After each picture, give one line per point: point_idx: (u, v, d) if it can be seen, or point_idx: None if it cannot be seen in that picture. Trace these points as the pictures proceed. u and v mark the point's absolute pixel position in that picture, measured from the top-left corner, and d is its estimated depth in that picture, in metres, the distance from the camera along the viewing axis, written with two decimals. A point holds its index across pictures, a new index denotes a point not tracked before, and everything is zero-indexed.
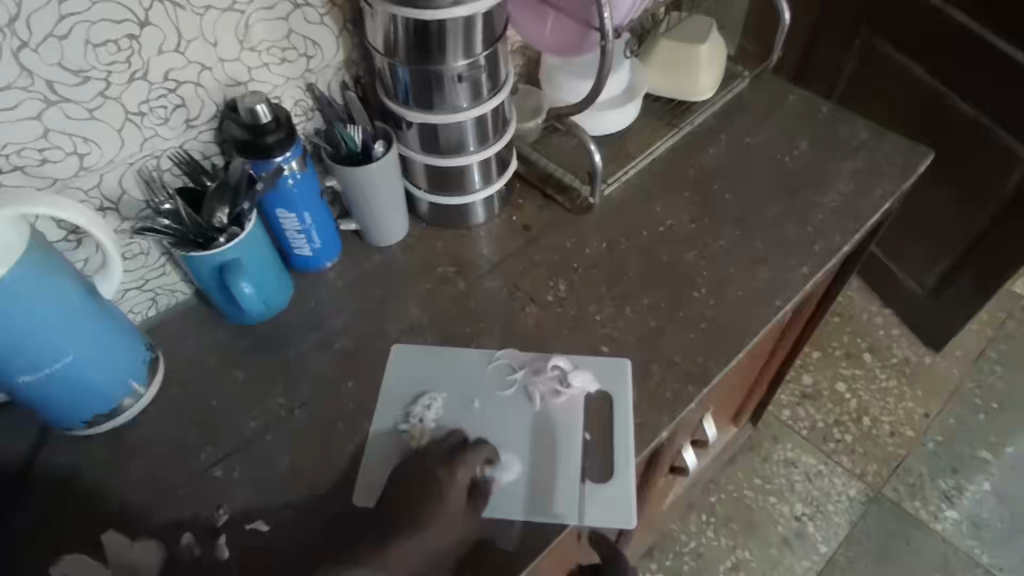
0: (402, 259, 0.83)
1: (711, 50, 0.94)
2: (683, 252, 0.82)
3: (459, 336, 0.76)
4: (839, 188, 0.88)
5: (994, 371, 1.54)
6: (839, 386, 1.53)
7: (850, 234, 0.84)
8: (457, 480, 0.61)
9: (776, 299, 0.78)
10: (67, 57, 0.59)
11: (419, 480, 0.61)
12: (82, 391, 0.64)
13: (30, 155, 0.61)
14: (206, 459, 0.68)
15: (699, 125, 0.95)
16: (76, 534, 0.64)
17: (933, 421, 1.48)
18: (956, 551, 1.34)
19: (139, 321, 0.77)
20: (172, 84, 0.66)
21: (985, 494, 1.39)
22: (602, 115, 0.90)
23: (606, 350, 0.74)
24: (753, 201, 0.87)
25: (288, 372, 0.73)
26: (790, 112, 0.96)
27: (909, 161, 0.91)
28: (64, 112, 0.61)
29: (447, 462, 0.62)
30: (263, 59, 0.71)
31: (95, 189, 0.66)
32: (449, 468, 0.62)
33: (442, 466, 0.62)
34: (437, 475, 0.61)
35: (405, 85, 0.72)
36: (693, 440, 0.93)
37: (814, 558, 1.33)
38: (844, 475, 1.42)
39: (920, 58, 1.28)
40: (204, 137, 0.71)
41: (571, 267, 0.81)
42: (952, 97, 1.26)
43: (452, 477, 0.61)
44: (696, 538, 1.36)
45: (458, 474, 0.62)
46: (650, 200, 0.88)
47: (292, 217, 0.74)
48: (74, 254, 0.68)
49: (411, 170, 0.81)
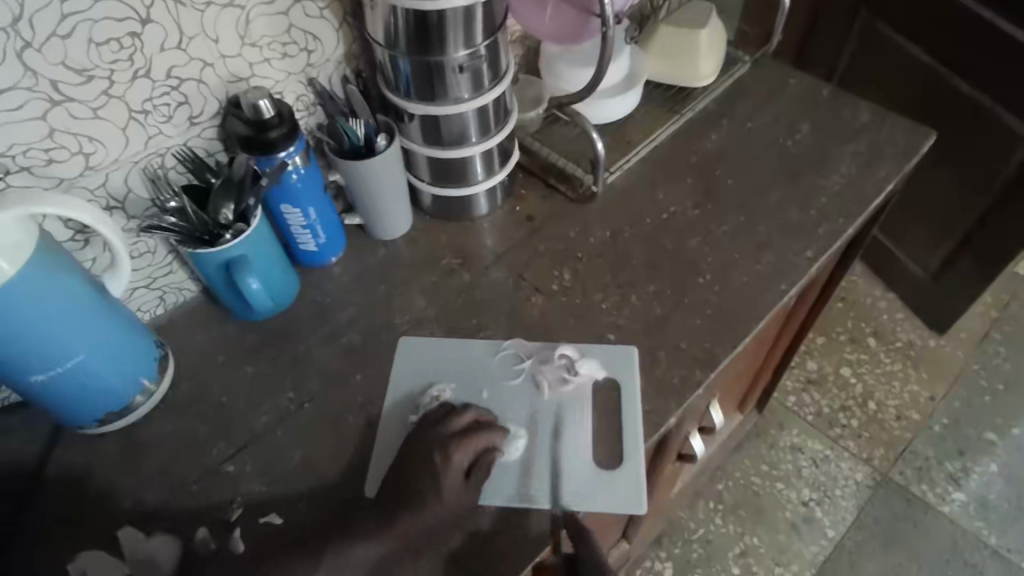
0: (407, 252, 0.83)
1: (711, 36, 0.94)
2: (687, 239, 0.82)
3: (466, 327, 0.76)
4: (841, 171, 0.88)
5: (999, 352, 1.54)
6: (844, 371, 1.53)
7: (853, 217, 0.84)
8: (451, 464, 0.61)
9: (780, 284, 0.78)
10: (70, 56, 0.59)
11: (415, 467, 0.62)
12: (94, 389, 0.64)
13: (36, 155, 0.61)
14: (218, 454, 0.68)
15: (701, 111, 0.95)
16: (92, 531, 0.64)
17: (938, 404, 1.48)
18: (964, 533, 1.34)
19: (148, 319, 0.78)
20: (175, 82, 0.66)
21: (992, 476, 1.40)
22: (604, 103, 0.90)
23: (612, 338, 0.75)
24: (755, 187, 0.87)
25: (296, 367, 0.74)
26: (791, 96, 0.96)
27: (911, 143, 0.90)
28: (68, 111, 0.61)
29: (441, 448, 0.62)
30: (264, 54, 0.71)
31: (101, 188, 0.67)
32: (444, 454, 0.62)
33: (438, 451, 0.62)
34: (432, 461, 0.62)
35: (406, 78, 0.72)
36: (700, 426, 0.93)
37: (822, 543, 1.34)
38: (851, 459, 1.42)
39: (920, 40, 1.28)
40: (207, 134, 0.71)
41: (576, 256, 0.82)
42: (953, 78, 1.25)
43: (446, 461, 0.62)
44: (705, 525, 1.36)
45: (453, 459, 0.62)
46: (653, 187, 0.88)
47: (296, 213, 0.74)
48: (82, 253, 0.69)
49: (414, 163, 0.81)
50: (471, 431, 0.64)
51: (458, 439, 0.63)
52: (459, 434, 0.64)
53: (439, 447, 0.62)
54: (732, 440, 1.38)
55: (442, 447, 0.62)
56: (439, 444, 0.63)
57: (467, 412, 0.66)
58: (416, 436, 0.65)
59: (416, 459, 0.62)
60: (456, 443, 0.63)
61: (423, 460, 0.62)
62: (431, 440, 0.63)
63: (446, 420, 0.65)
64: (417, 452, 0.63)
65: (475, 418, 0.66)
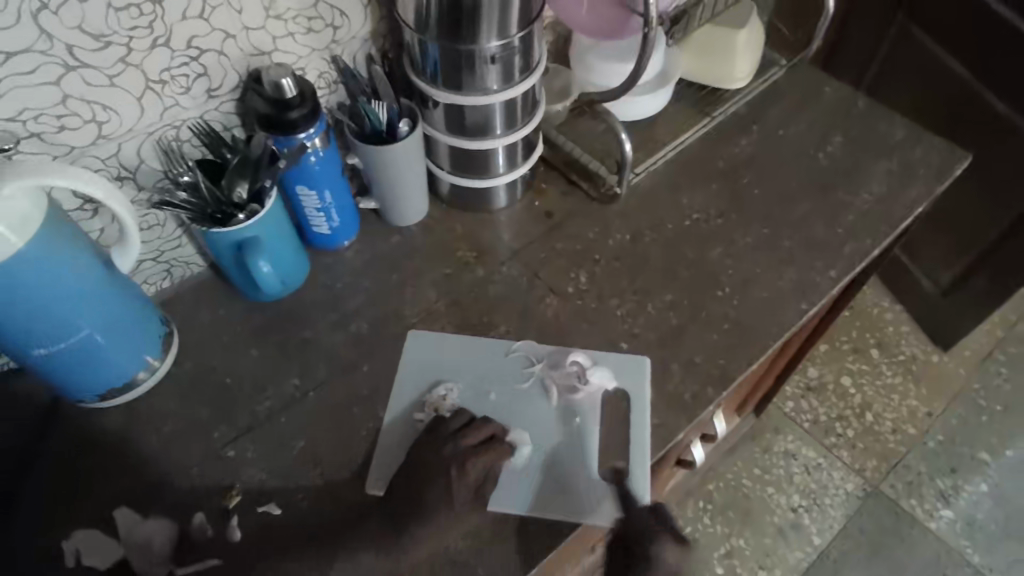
0: (421, 240, 0.81)
1: (749, 36, 0.90)
2: (708, 249, 0.80)
3: (477, 325, 0.75)
4: (871, 188, 0.86)
5: (1001, 373, 1.53)
6: (845, 380, 1.52)
7: (879, 238, 0.82)
8: (467, 479, 0.62)
9: (801, 302, 0.77)
10: (88, 20, 0.56)
11: (426, 480, 0.62)
12: (95, 365, 0.63)
13: (47, 121, 0.59)
14: (219, 438, 0.67)
15: (732, 114, 0.93)
16: (89, 507, 0.64)
17: (935, 421, 1.47)
18: (948, 550, 1.35)
19: (153, 292, 0.76)
20: (195, 52, 0.63)
21: (982, 496, 1.40)
22: (636, 101, 0.88)
23: (625, 347, 0.73)
24: (782, 199, 0.85)
25: (303, 353, 0.72)
26: (825, 105, 0.93)
27: (945, 164, 0.88)
28: (82, 78, 0.59)
29: (458, 463, 0.62)
30: (288, 28, 0.68)
31: (113, 158, 0.64)
32: (460, 468, 0.62)
33: (454, 466, 0.62)
34: (447, 474, 0.62)
35: (434, 63, 0.69)
36: (703, 434, 0.92)
37: (807, 550, 1.35)
38: (843, 469, 1.43)
39: (957, 51, 1.24)
40: (225, 108, 0.69)
41: (593, 258, 0.80)
42: (987, 94, 1.22)
43: (462, 475, 0.62)
44: (692, 524, 1.37)
45: (469, 473, 0.62)
46: (676, 190, 0.86)
47: (312, 195, 0.72)
48: (90, 223, 0.67)
49: (435, 151, 0.78)
50: (490, 446, 0.64)
51: (478, 450, 0.63)
52: (478, 448, 0.64)
53: (456, 462, 0.62)
54: (728, 443, 1.38)
55: (459, 462, 0.62)
56: (455, 458, 0.63)
57: (486, 433, 0.65)
58: (427, 445, 0.64)
59: (428, 470, 0.63)
60: (472, 457, 0.63)
61: (435, 472, 0.62)
62: (445, 452, 0.63)
63: (462, 433, 0.65)
64: (430, 462, 0.63)
65: (493, 432, 0.65)
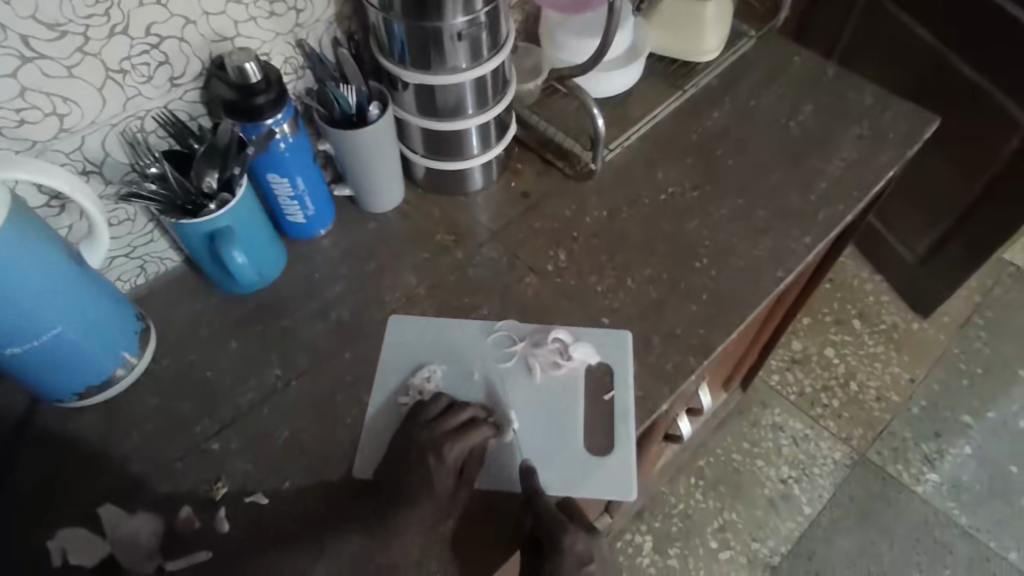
0: (398, 226, 0.80)
1: (717, 8, 0.90)
2: (685, 222, 0.81)
3: (457, 308, 0.74)
4: (843, 155, 0.86)
5: (980, 337, 1.55)
6: (828, 351, 1.54)
7: (852, 204, 0.82)
8: (445, 464, 0.61)
9: (778, 269, 0.77)
10: (41, 9, 0.55)
11: (404, 469, 0.62)
12: (69, 364, 0.62)
13: (7, 115, 0.58)
14: (203, 431, 0.67)
15: (704, 88, 0.93)
16: (71, 509, 0.63)
17: (918, 387, 1.49)
18: (935, 512, 1.37)
19: (127, 290, 0.75)
20: (155, 39, 0.62)
21: (966, 458, 1.42)
22: (606, 76, 0.88)
23: (607, 322, 0.73)
24: (755, 169, 0.85)
25: (284, 344, 0.72)
26: (794, 74, 0.94)
27: (914, 128, 0.88)
28: (40, 69, 0.58)
29: (435, 449, 0.62)
30: (249, 12, 0.67)
31: (77, 152, 0.63)
32: (437, 455, 0.62)
33: (430, 454, 0.62)
34: (424, 463, 0.61)
35: (401, 43, 0.68)
36: (688, 407, 0.93)
37: (799, 520, 1.36)
38: (830, 439, 1.44)
39: (925, 19, 1.25)
40: (190, 97, 0.68)
41: (571, 236, 0.80)
42: (955, 60, 1.23)
43: (441, 461, 0.61)
44: (685, 500, 1.38)
45: (447, 459, 0.62)
46: (651, 165, 0.86)
47: (284, 182, 0.71)
48: (58, 221, 0.66)
49: (408, 134, 0.78)
50: (468, 429, 0.63)
51: (455, 435, 0.63)
52: (456, 432, 0.63)
53: (432, 448, 0.62)
54: (716, 418, 1.39)
55: (436, 448, 0.62)
56: (432, 445, 0.62)
57: (466, 416, 0.65)
58: (404, 433, 0.64)
59: (406, 459, 0.62)
60: (448, 442, 0.62)
61: (414, 461, 0.62)
62: (423, 438, 0.63)
63: (440, 419, 0.64)
64: (408, 450, 0.63)
65: (473, 415, 0.65)
